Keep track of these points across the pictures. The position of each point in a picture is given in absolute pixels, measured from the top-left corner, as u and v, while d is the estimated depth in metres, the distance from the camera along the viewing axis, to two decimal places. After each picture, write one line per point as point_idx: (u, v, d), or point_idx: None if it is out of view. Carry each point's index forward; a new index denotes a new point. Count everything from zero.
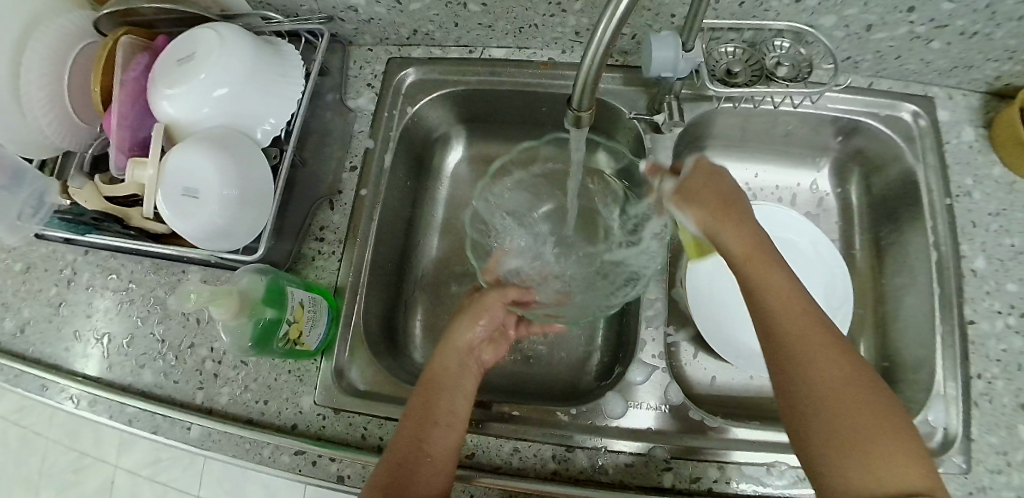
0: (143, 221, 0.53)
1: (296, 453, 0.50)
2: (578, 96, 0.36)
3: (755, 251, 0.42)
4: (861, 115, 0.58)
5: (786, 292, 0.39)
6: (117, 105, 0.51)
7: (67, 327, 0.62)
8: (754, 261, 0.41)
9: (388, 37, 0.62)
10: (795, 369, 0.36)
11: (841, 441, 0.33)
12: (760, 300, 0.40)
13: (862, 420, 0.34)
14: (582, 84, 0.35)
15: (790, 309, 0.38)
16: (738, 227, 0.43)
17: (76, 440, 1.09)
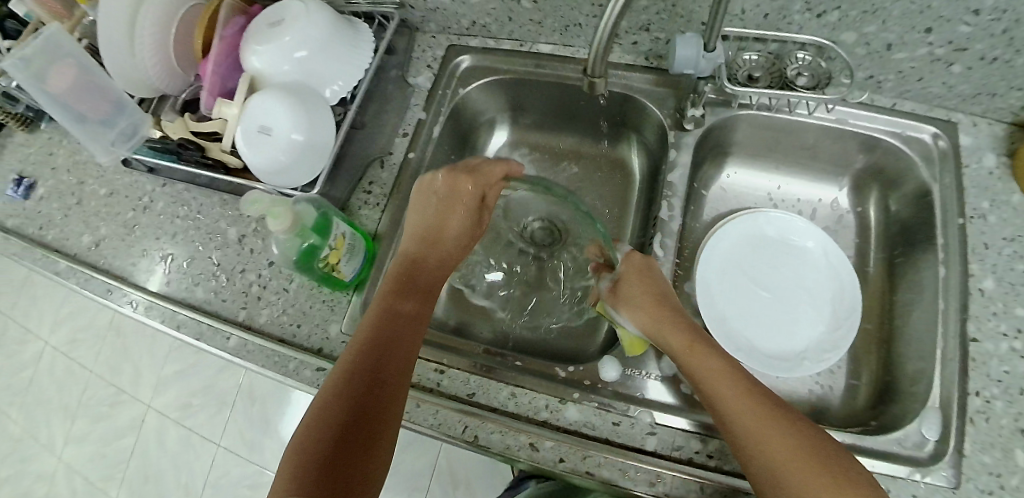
0: (222, 154, 0.60)
1: (317, 370, 0.56)
2: (593, 60, 0.42)
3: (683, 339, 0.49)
4: (881, 133, 0.59)
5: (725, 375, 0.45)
6: (213, 56, 0.59)
7: (137, 246, 0.71)
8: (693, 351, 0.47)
9: (451, 26, 0.67)
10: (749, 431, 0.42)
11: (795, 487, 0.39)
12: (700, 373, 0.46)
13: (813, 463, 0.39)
14: (596, 47, 0.40)
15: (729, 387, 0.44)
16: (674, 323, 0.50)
17: (116, 376, 1.14)
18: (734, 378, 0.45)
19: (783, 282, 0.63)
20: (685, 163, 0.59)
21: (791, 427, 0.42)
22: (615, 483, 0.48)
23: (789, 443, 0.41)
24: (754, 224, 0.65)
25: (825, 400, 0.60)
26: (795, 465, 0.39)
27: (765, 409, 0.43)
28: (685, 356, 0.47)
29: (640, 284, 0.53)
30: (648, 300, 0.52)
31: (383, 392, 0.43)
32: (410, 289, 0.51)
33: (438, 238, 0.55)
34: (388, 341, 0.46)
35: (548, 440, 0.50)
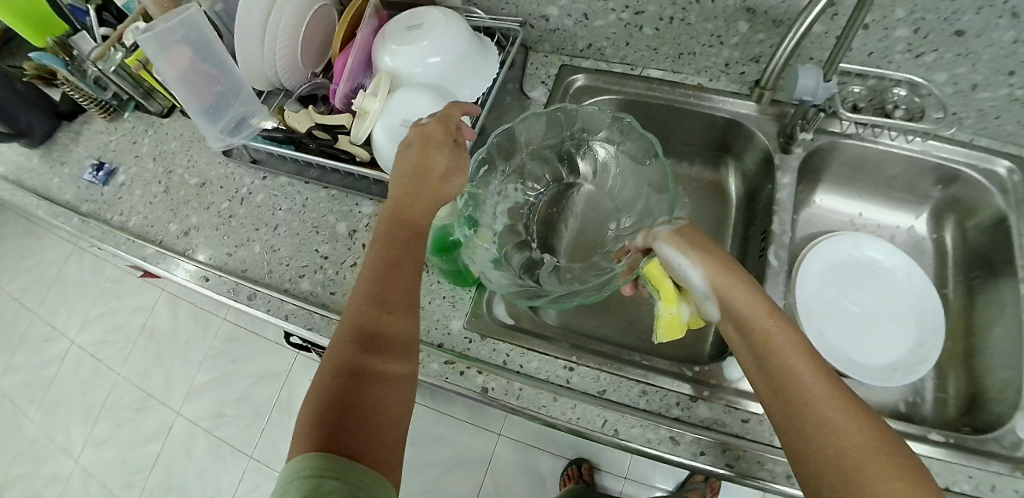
0: (350, 145, 0.61)
1: (445, 363, 0.56)
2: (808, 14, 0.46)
3: (748, 305, 0.45)
4: (961, 165, 0.65)
5: (797, 354, 0.42)
6: (353, 55, 0.62)
7: (233, 236, 0.69)
8: (770, 321, 0.44)
9: (565, 47, 0.71)
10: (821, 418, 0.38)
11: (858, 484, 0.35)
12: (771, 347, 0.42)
13: (856, 466, 0.36)
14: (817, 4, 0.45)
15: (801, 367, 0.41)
16: (749, 295, 0.45)
17: (145, 380, 1.14)
18: (784, 359, 0.42)
19: (868, 299, 0.67)
20: (787, 183, 0.64)
21: (851, 425, 0.38)
22: (755, 477, 0.49)
23: (834, 440, 0.37)
24: (839, 244, 0.69)
25: (914, 408, 0.64)
26: (833, 463, 0.37)
27: (813, 401, 0.39)
28: (748, 325, 0.44)
29: (693, 245, 0.48)
30: (707, 261, 0.47)
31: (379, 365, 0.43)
32: (393, 241, 0.49)
33: (423, 189, 0.51)
34: (384, 313, 0.45)
35: (687, 433, 0.51)
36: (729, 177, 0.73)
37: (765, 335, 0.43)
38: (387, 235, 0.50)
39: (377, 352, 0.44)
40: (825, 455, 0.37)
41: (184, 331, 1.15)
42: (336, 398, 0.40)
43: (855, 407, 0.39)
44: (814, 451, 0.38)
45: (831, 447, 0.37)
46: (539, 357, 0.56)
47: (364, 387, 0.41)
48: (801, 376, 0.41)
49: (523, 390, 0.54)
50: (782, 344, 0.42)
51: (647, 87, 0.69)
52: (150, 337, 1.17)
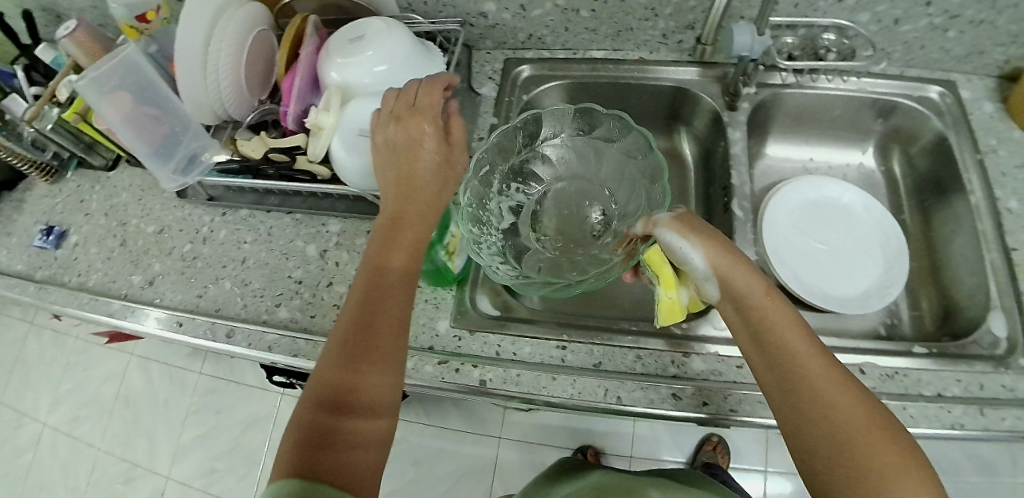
0: (309, 164, 0.60)
1: (438, 364, 0.55)
2: None
3: (750, 288, 0.46)
4: (897, 96, 0.69)
5: (794, 333, 0.43)
6: (299, 75, 0.61)
7: (202, 277, 0.67)
8: (770, 303, 0.45)
9: (507, 41, 0.72)
10: (821, 395, 0.40)
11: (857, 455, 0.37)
12: (773, 328, 0.44)
13: (858, 440, 0.38)
14: None
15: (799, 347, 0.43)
16: (748, 275, 0.47)
17: (127, 450, 1.08)
18: (784, 337, 0.43)
19: (839, 237, 0.69)
20: (738, 138, 0.66)
21: (852, 400, 0.40)
22: (760, 417, 0.50)
23: (835, 412, 0.39)
24: (797, 188, 0.71)
25: (895, 331, 0.66)
26: (837, 436, 0.38)
27: (818, 377, 0.41)
28: (750, 303, 0.45)
29: (699, 230, 0.49)
30: (711, 245, 0.48)
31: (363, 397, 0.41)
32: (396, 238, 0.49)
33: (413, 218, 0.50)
34: (376, 350, 0.43)
35: (688, 388, 0.52)
36: (684, 142, 0.75)
37: (770, 315, 0.44)
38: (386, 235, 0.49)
39: (370, 388, 0.41)
40: (831, 429, 0.39)
41: (162, 391, 1.10)
42: (320, 427, 0.39)
43: (850, 384, 0.41)
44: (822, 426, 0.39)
45: (835, 421, 0.39)
46: (531, 342, 0.56)
47: (356, 426, 0.39)
48: (805, 352, 0.42)
49: (522, 375, 0.54)
50: (782, 323, 0.44)
51: (591, 68, 0.71)
52: (126, 404, 1.11)
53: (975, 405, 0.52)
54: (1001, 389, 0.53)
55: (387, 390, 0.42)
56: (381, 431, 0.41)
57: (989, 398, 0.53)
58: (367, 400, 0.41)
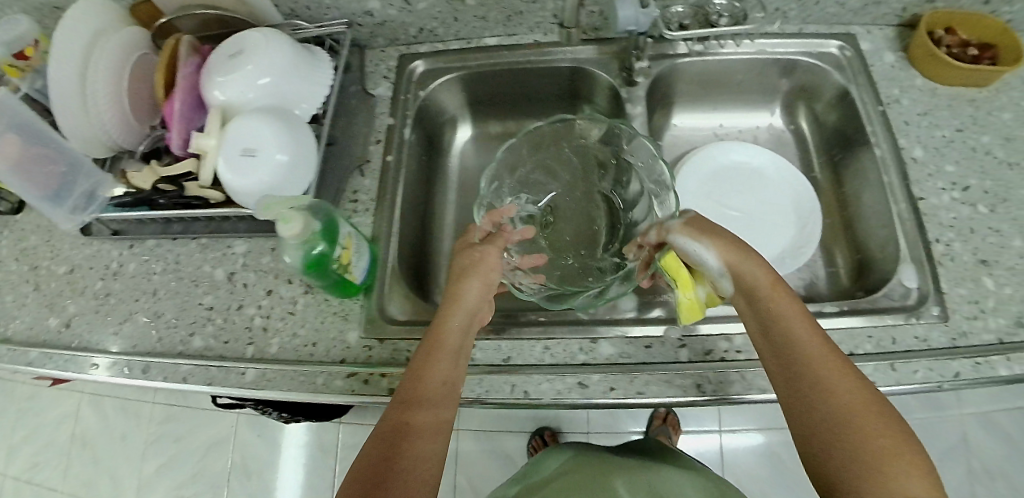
0: (200, 189, 0.59)
1: (348, 377, 0.55)
2: None
3: (766, 280, 0.46)
4: (798, 54, 0.68)
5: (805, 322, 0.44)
6: (178, 97, 0.59)
7: (116, 313, 0.66)
8: (779, 292, 0.45)
9: (398, 37, 0.71)
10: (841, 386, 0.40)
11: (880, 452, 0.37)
12: (785, 319, 0.44)
13: (876, 443, 0.37)
14: None
15: (811, 339, 0.43)
16: (757, 269, 0.46)
17: (91, 489, 1.08)
18: (800, 334, 0.43)
19: (751, 200, 0.70)
20: (639, 114, 0.66)
21: (861, 392, 0.40)
22: (666, 395, 0.50)
23: (852, 412, 0.39)
24: (706, 158, 0.72)
25: (815, 290, 0.66)
26: (851, 436, 0.38)
27: (833, 373, 0.41)
28: (764, 298, 0.45)
29: (712, 227, 0.49)
30: (724, 241, 0.47)
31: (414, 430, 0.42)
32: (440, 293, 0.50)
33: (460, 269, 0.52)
34: (420, 392, 0.44)
35: (595, 374, 0.52)
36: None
37: (781, 310, 0.44)
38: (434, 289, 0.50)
39: (412, 432, 0.42)
40: (847, 429, 0.38)
41: (118, 426, 1.10)
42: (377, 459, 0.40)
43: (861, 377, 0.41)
44: (836, 425, 0.39)
45: (850, 420, 0.38)
46: None
47: (396, 472, 0.39)
48: (820, 349, 0.42)
49: None
50: (793, 319, 0.44)
51: (488, 58, 0.70)
52: (84, 446, 1.10)
53: (886, 361, 0.53)
54: (913, 341, 0.54)
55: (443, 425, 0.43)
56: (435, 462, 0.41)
57: (902, 351, 0.54)
58: (412, 443, 0.41)
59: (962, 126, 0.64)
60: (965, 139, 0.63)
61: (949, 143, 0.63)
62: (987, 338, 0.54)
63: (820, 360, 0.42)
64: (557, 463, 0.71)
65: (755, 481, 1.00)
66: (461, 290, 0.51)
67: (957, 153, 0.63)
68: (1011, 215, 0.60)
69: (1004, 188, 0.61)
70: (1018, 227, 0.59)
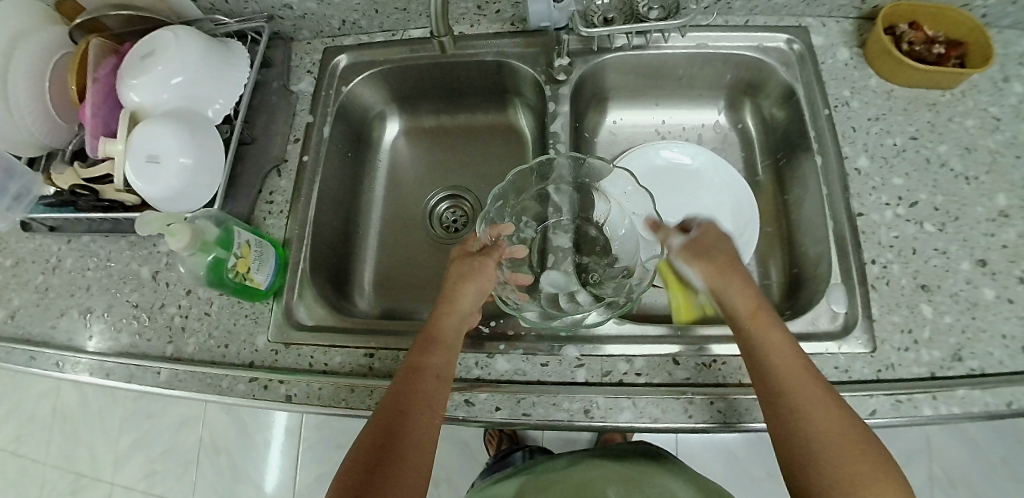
0: (116, 192, 0.61)
1: (250, 381, 0.56)
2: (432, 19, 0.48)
3: (753, 305, 0.50)
4: (743, 49, 0.65)
5: (784, 348, 0.47)
6: (91, 98, 0.59)
7: (53, 308, 0.67)
8: (760, 317, 0.49)
9: (323, 30, 0.71)
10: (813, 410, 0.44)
11: (842, 471, 0.42)
12: (769, 346, 0.47)
13: (857, 465, 0.42)
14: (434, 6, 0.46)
15: (788, 362, 0.46)
16: (746, 293, 0.51)
17: (71, 462, 1.16)
18: (791, 360, 0.46)
19: (684, 202, 0.67)
20: (565, 111, 0.64)
21: (832, 416, 0.44)
22: (552, 418, 0.50)
23: (835, 436, 0.43)
24: (640, 159, 0.69)
25: None
26: (826, 458, 0.43)
27: (821, 400, 0.44)
28: (747, 325, 0.49)
29: (719, 250, 0.55)
30: (722, 269, 0.53)
31: (411, 434, 0.45)
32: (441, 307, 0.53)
33: (458, 275, 0.55)
34: (416, 386, 0.48)
35: (482, 394, 0.51)
36: (522, 118, 0.76)
37: (772, 334, 0.48)
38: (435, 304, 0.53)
39: (411, 425, 0.46)
40: (831, 451, 0.43)
41: (95, 403, 1.17)
42: (375, 457, 0.44)
43: (834, 400, 0.45)
44: (825, 451, 0.43)
45: (838, 444, 0.43)
46: (341, 352, 0.57)
47: (397, 461, 0.44)
48: (809, 374, 0.46)
49: (323, 389, 0.55)
50: (782, 345, 0.47)
51: (411, 51, 0.70)
52: (64, 420, 1.18)
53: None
54: (833, 371, 0.53)
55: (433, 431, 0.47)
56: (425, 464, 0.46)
57: None
58: (416, 436, 0.46)
59: (918, 133, 0.60)
60: (918, 148, 0.60)
61: (900, 152, 0.59)
62: (918, 371, 0.52)
63: (799, 384, 0.45)
64: (565, 464, 0.61)
65: (710, 469, 1.00)
66: (462, 295, 0.54)
67: (908, 165, 0.59)
68: (961, 235, 0.57)
69: (957, 205, 0.57)
70: (967, 249, 0.56)
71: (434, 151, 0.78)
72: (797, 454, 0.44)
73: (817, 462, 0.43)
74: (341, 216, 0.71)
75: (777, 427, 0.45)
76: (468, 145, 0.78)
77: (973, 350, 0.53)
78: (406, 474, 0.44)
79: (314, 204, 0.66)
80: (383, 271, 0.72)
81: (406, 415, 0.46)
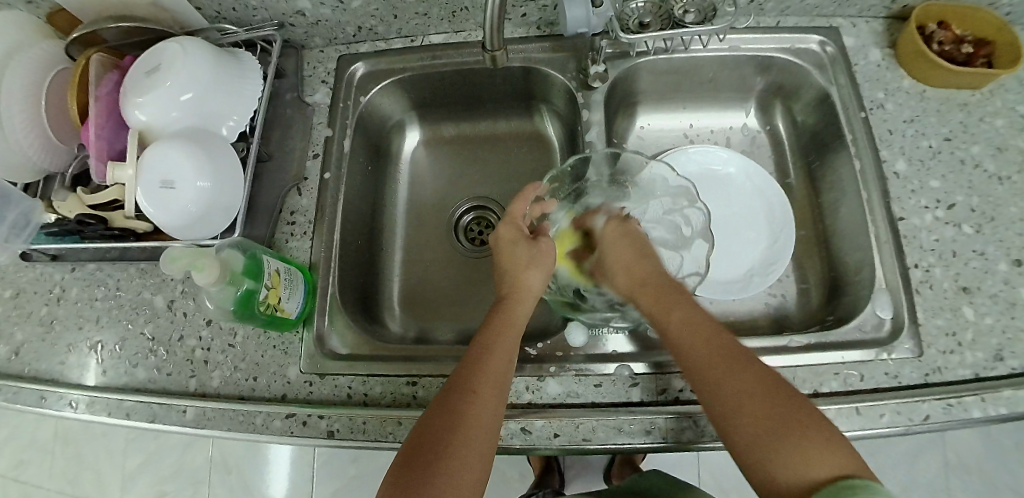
0: (125, 220, 0.56)
1: (287, 417, 0.54)
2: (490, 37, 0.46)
3: (657, 282, 0.54)
4: (772, 51, 0.65)
5: (703, 332, 0.47)
6: (94, 118, 0.55)
7: (61, 342, 0.62)
8: (645, 295, 0.53)
9: (337, 36, 0.68)
10: (733, 389, 0.43)
11: (773, 444, 0.40)
12: (679, 326, 0.48)
13: (781, 426, 0.40)
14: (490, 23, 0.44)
15: (706, 344, 0.46)
16: (649, 272, 0.55)
17: (77, 487, 1.09)
18: (713, 327, 0.47)
19: (718, 211, 0.68)
20: (598, 119, 0.64)
21: (757, 390, 0.42)
22: (613, 442, 0.49)
23: (755, 391, 0.42)
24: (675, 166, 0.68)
25: (782, 309, 0.65)
26: (746, 422, 0.41)
27: (738, 359, 0.45)
28: (648, 303, 0.52)
29: (623, 236, 0.60)
30: (625, 256, 0.58)
31: (471, 412, 0.44)
32: (509, 298, 0.55)
33: (519, 258, 0.58)
34: (489, 354, 0.48)
35: (538, 420, 0.50)
36: (547, 123, 0.74)
37: (679, 306, 0.50)
38: (505, 296, 0.55)
39: (483, 390, 0.45)
40: (750, 409, 0.41)
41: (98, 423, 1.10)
42: (429, 436, 0.43)
43: (777, 382, 0.43)
44: (743, 404, 0.42)
45: (750, 398, 0.42)
46: (381, 381, 0.55)
47: (471, 421, 0.44)
48: (724, 339, 0.46)
49: (368, 423, 0.52)
50: (690, 315, 0.49)
51: (432, 58, 0.68)
52: (65, 443, 1.11)
53: (852, 405, 0.50)
54: (883, 378, 0.52)
55: (494, 411, 0.45)
56: (483, 447, 0.43)
57: (868, 390, 0.52)
58: (473, 413, 0.44)
59: (951, 135, 0.60)
60: (952, 149, 0.59)
61: (935, 155, 0.59)
62: (961, 373, 0.52)
63: (702, 364, 0.45)
64: None
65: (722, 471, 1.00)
66: (525, 277, 0.56)
67: (943, 167, 0.58)
68: (997, 236, 0.56)
69: (992, 205, 0.57)
70: (1003, 249, 0.55)
71: (456, 161, 0.76)
72: (716, 414, 0.43)
73: (735, 418, 0.42)
74: (365, 233, 0.68)
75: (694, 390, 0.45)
76: (491, 153, 0.76)
77: (1013, 349, 0.52)
78: (460, 455, 0.42)
79: (339, 223, 0.63)
80: (411, 288, 0.70)
81: (468, 389, 0.45)
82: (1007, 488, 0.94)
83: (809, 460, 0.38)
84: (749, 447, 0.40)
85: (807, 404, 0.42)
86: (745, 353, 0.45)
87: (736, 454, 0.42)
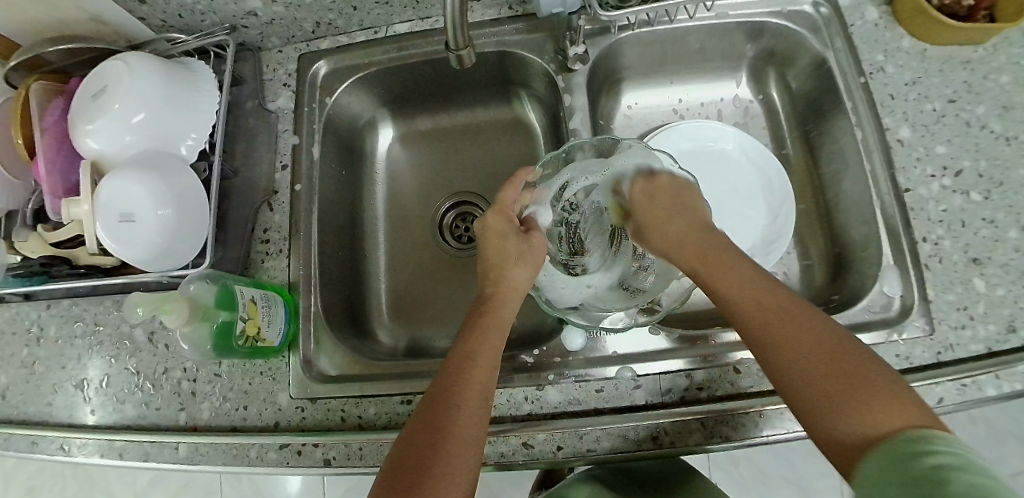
0: (91, 256, 0.54)
1: (281, 447, 0.52)
2: (452, 36, 0.41)
3: (693, 237, 0.52)
4: (763, 15, 0.60)
5: (742, 278, 0.46)
6: (42, 153, 0.51)
7: (46, 383, 0.60)
8: (703, 263, 0.49)
9: (294, 34, 0.63)
10: (803, 344, 0.40)
11: (842, 403, 0.36)
12: (727, 282, 0.46)
13: (844, 384, 0.37)
14: (451, 23, 0.39)
15: (753, 295, 0.44)
16: (678, 229, 0.53)
17: None
18: (768, 285, 0.45)
19: (712, 189, 0.64)
20: (581, 104, 0.60)
21: (812, 329, 0.40)
22: (618, 450, 0.48)
23: (820, 356, 0.39)
24: (665, 145, 0.65)
25: (785, 289, 0.62)
26: (810, 378, 0.38)
27: (798, 318, 0.41)
28: (698, 269, 0.49)
29: (650, 196, 0.55)
30: (659, 219, 0.54)
31: (455, 424, 0.42)
32: (493, 299, 0.52)
33: (507, 254, 0.55)
34: (473, 363, 0.46)
35: (540, 433, 0.49)
36: (528, 110, 0.70)
37: (723, 264, 0.48)
38: (489, 295, 0.53)
39: (467, 401, 0.43)
40: (806, 372, 0.39)
41: None
42: (412, 451, 0.41)
43: (828, 328, 0.40)
44: (801, 367, 0.39)
45: (822, 355, 0.39)
46: (375, 401, 0.53)
47: (455, 435, 0.42)
48: (779, 297, 0.44)
49: (364, 448, 0.51)
50: (738, 272, 0.46)
51: (399, 49, 0.63)
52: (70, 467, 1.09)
53: None
54: (894, 360, 0.50)
55: (479, 422, 0.43)
56: (468, 461, 0.41)
57: None
58: (458, 425, 0.42)
59: (955, 96, 0.56)
60: (957, 111, 0.55)
61: (939, 118, 0.55)
62: (975, 350, 0.49)
63: (751, 324, 0.43)
64: None
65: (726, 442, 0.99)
66: (509, 274, 0.54)
67: (949, 130, 0.55)
68: (1008, 202, 0.52)
69: (1002, 168, 0.53)
70: (1013, 216, 0.52)
71: (435, 156, 0.73)
72: (776, 378, 0.40)
73: (799, 383, 0.39)
74: (345, 242, 0.65)
75: (754, 350, 0.42)
76: (471, 144, 0.72)
77: None
78: (444, 469, 0.40)
79: (316, 237, 0.60)
80: (400, 294, 0.68)
81: (452, 399, 0.43)
82: (1014, 438, 0.93)
83: (874, 416, 0.35)
84: (812, 410, 0.37)
85: (881, 361, 0.38)
86: (794, 297, 0.44)
87: (798, 406, 0.39)
